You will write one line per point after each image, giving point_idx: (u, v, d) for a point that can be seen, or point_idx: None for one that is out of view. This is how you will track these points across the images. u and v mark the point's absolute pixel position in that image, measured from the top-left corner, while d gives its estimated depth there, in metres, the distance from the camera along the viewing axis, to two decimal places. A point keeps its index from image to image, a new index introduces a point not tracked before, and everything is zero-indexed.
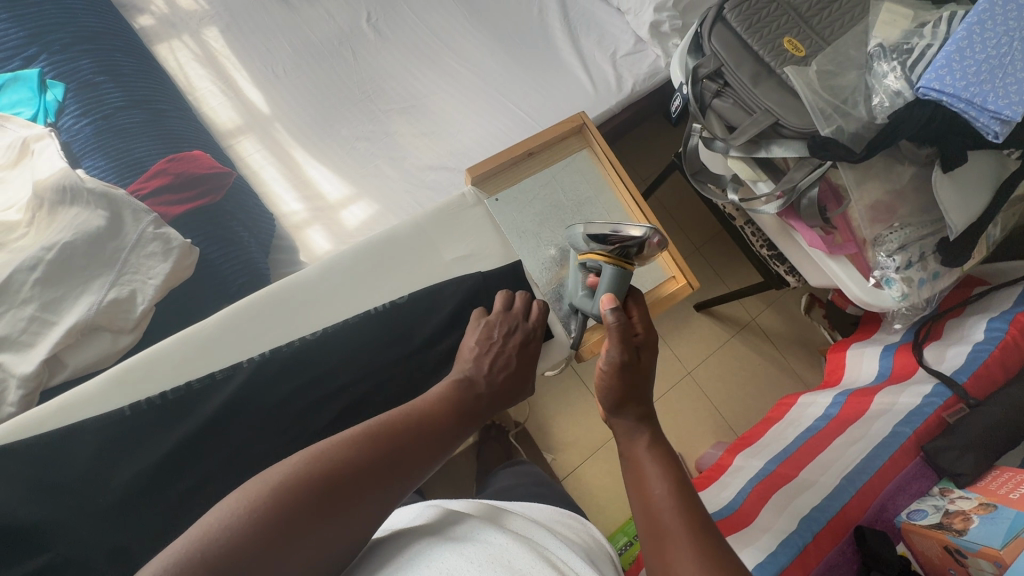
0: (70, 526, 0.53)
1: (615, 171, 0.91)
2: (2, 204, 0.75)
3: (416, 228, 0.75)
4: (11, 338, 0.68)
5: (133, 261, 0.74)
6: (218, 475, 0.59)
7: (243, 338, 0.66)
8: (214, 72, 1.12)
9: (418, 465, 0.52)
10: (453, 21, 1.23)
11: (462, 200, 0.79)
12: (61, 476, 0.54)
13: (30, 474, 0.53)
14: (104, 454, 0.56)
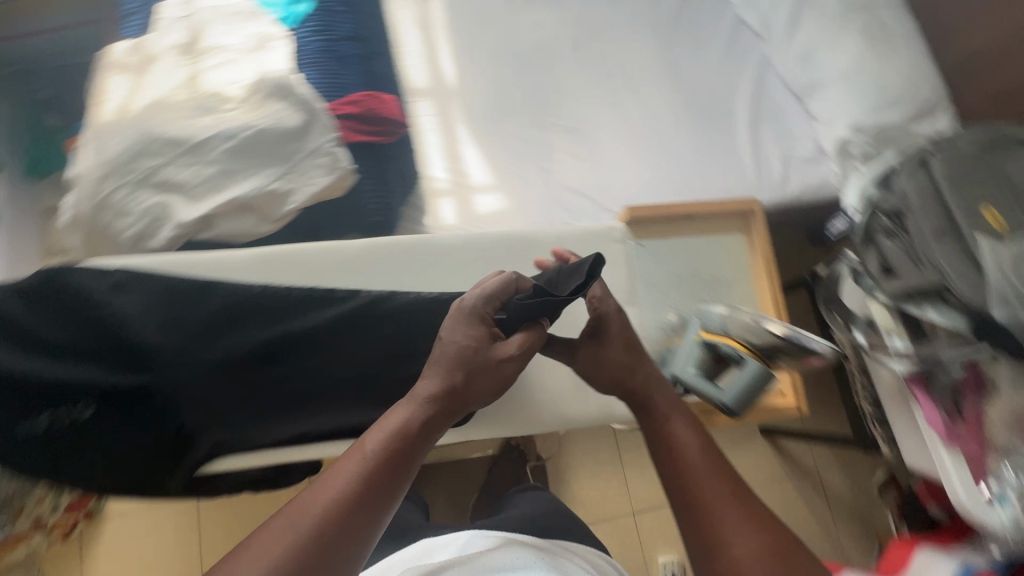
0: (175, 360, 0.60)
1: (765, 267, 0.89)
2: (227, 79, 0.84)
3: (559, 238, 0.80)
4: (189, 186, 0.79)
5: (304, 165, 0.82)
6: (298, 377, 0.66)
7: (377, 271, 0.74)
8: (424, 36, 1.22)
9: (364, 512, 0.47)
10: (647, 70, 1.27)
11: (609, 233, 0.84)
12: (189, 317, 0.62)
13: (170, 305, 0.62)
14: (225, 315, 0.63)
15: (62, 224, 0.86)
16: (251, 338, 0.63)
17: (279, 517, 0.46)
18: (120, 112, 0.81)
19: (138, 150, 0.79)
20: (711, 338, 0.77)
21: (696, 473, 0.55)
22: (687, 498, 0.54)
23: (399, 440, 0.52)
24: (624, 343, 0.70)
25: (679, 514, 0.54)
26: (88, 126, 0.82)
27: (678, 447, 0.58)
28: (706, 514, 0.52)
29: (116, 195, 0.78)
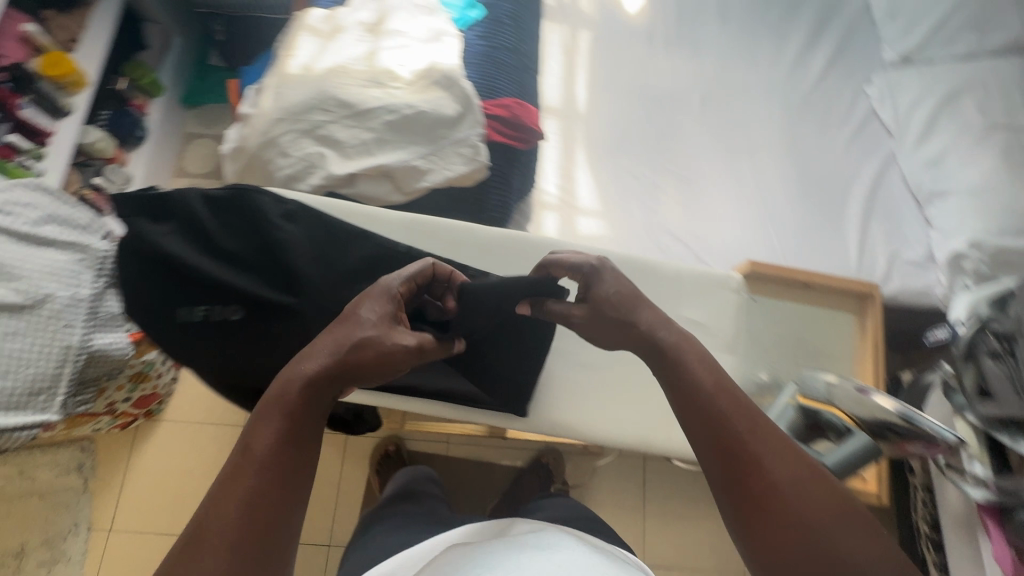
0: (319, 291, 0.71)
1: (868, 353, 0.98)
2: (401, 61, 0.93)
3: (675, 273, 0.76)
4: (346, 145, 0.88)
5: (447, 150, 0.89)
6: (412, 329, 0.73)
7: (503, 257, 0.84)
8: (566, 61, 1.29)
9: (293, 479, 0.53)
10: (771, 140, 1.29)
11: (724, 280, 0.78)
12: (336, 259, 0.73)
13: (323, 247, 0.73)
14: (364, 263, 0.73)
15: (226, 152, 0.96)
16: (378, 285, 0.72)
17: (222, 504, 0.49)
18: (304, 68, 0.91)
19: (312, 104, 0.88)
20: (812, 403, 0.85)
21: (728, 421, 0.56)
22: (725, 456, 0.54)
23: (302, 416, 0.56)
24: (614, 304, 0.68)
25: (723, 476, 0.54)
26: (274, 74, 0.93)
27: (701, 394, 0.58)
28: (740, 461, 0.54)
29: (282, 138, 0.88)
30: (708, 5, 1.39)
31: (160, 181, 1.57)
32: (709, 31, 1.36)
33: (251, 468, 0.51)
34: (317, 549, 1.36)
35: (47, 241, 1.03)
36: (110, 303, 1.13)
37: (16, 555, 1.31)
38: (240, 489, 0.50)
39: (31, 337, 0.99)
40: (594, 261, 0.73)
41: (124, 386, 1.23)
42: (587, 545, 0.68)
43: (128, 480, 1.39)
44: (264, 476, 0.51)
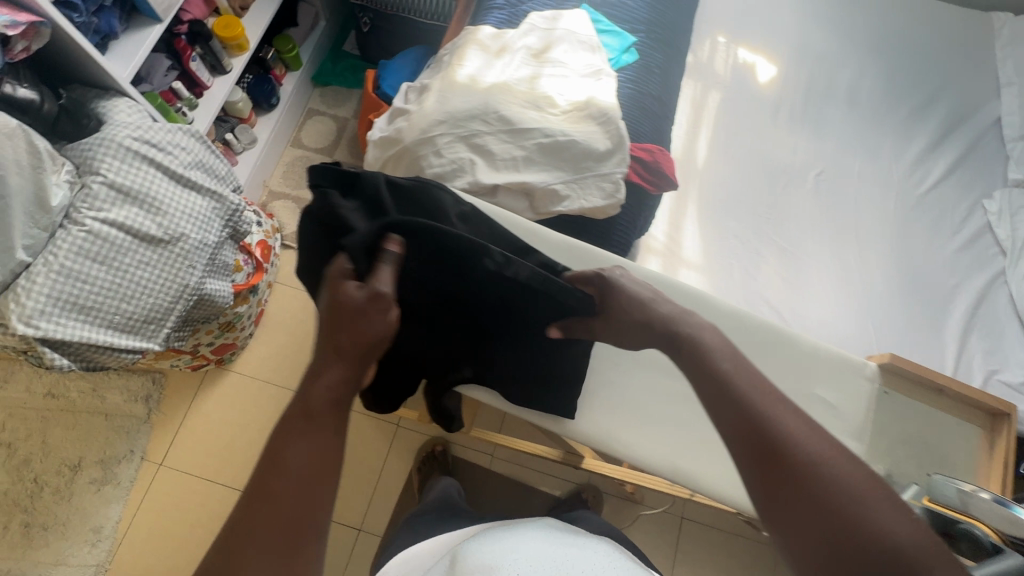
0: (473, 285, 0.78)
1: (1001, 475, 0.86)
2: (561, 90, 0.97)
3: (813, 353, 0.74)
4: (497, 158, 0.92)
5: (589, 182, 0.92)
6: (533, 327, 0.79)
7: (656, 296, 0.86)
8: (693, 117, 1.33)
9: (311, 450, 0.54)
10: (880, 232, 1.29)
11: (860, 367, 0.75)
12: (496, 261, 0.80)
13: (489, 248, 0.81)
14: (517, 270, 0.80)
15: (376, 138, 1.02)
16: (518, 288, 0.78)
17: (257, 514, 0.50)
18: (471, 80, 0.97)
19: (474, 113, 0.93)
20: (943, 510, 0.74)
21: (748, 402, 0.55)
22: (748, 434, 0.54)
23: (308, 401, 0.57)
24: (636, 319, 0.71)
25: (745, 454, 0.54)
26: (441, 79, 0.98)
27: (719, 382, 0.58)
28: (763, 439, 0.52)
29: (440, 139, 0.93)
30: (838, 88, 1.41)
31: (277, 147, 1.65)
32: (835, 115, 1.39)
33: (280, 474, 0.52)
34: (348, 531, 1.38)
35: (193, 184, 1.09)
36: (225, 252, 1.19)
37: (73, 468, 1.36)
38: (270, 492, 0.51)
39: (160, 268, 1.05)
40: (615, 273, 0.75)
41: (212, 331, 1.28)
42: (607, 550, 0.80)
43: (186, 421, 1.43)
44: (298, 476, 0.52)
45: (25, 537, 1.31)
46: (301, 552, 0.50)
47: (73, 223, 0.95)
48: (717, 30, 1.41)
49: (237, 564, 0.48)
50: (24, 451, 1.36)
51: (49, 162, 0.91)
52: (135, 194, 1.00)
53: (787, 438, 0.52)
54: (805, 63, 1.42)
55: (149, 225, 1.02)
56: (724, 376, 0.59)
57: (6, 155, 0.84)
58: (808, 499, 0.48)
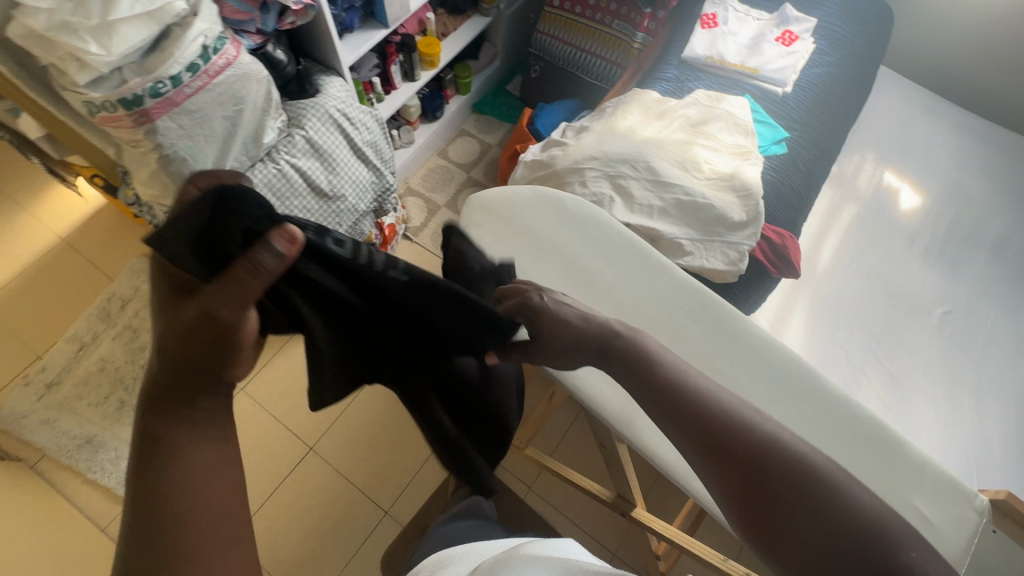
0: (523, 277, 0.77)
1: None
2: (708, 160, 1.05)
3: (924, 461, 0.67)
4: (632, 201, 0.99)
5: (714, 246, 0.97)
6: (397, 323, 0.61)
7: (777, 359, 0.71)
8: (821, 224, 1.35)
9: (190, 462, 0.48)
10: (1005, 392, 1.20)
11: (970, 499, 0.65)
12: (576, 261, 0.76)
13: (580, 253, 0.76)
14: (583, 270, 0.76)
15: (529, 160, 1.14)
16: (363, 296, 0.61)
17: (155, 542, 0.44)
18: (630, 130, 1.07)
19: (626, 159, 1.02)
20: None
21: (711, 416, 0.52)
22: (715, 432, 0.51)
23: (161, 413, 0.49)
24: (570, 344, 0.59)
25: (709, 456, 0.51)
26: (602, 124, 1.10)
27: (669, 398, 0.54)
28: (736, 456, 0.50)
29: (588, 172, 1.03)
30: (985, 237, 1.36)
31: (426, 153, 1.85)
32: (976, 262, 1.34)
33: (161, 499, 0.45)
34: (375, 510, 1.41)
35: (364, 158, 1.27)
36: (363, 222, 1.35)
37: None
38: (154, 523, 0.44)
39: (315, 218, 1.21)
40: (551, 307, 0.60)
41: None
42: None
43: (274, 359, 1.57)
44: (202, 489, 0.48)
45: (117, 412, 1.47)
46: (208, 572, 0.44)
47: (272, 160, 1.14)
48: (865, 151, 1.45)
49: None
50: (143, 339, 1.56)
51: (275, 110, 1.11)
52: (323, 152, 1.19)
53: (751, 440, 0.50)
54: (953, 204, 1.39)
55: (322, 179, 1.19)
56: (681, 387, 0.55)
57: (251, 94, 1.04)
58: (789, 504, 0.48)
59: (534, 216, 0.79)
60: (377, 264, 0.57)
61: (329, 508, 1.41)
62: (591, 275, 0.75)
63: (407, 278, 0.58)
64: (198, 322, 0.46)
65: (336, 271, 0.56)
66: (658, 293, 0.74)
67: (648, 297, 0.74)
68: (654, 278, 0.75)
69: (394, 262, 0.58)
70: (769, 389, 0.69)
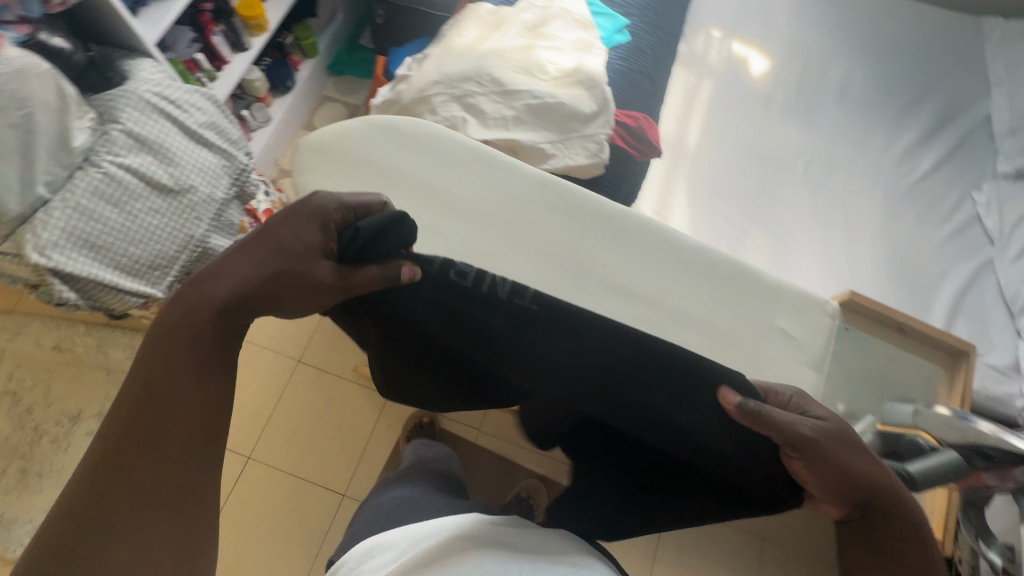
0: None
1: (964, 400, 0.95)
2: (552, 59, 1.04)
3: (778, 283, 0.74)
4: (486, 116, 0.97)
5: (575, 142, 0.97)
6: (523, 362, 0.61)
7: (635, 230, 0.74)
8: (685, 105, 1.40)
9: (185, 380, 0.51)
10: (869, 220, 1.32)
11: (821, 306, 0.73)
12: (426, 181, 0.74)
13: (428, 171, 0.74)
14: (434, 188, 0.74)
15: (378, 102, 1.09)
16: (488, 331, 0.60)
17: (136, 449, 0.47)
18: (469, 46, 1.03)
19: (469, 76, 0.99)
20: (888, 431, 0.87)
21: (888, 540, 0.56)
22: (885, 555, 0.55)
23: (186, 325, 0.52)
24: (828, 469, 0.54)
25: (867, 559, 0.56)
26: (441, 46, 1.05)
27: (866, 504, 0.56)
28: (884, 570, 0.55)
29: (435, 97, 0.99)
30: (830, 85, 1.46)
31: (291, 129, 1.73)
32: (827, 109, 1.43)
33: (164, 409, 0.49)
34: (333, 496, 1.39)
35: (205, 141, 1.16)
36: (230, 212, 1.26)
37: (71, 420, 1.40)
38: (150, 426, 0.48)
39: (168, 218, 1.11)
40: (828, 423, 0.56)
41: None
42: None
43: None
44: (189, 400, 0.50)
45: (20, 483, 1.34)
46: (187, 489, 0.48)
47: (93, 165, 1.02)
48: (711, 28, 1.49)
49: (123, 487, 0.46)
50: (28, 399, 1.41)
51: (76, 107, 0.98)
52: (151, 144, 1.07)
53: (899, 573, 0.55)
54: (797, 59, 1.47)
55: (161, 174, 1.09)
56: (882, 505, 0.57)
57: (37, 93, 0.91)
58: None
59: (377, 148, 0.75)
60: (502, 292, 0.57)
61: (285, 509, 1.37)
62: (447, 193, 0.73)
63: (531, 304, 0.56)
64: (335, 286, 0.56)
65: (450, 293, 0.58)
66: (512, 192, 0.74)
67: (507, 199, 0.74)
68: (511, 181, 0.75)
69: (519, 291, 0.58)
70: (633, 256, 0.73)
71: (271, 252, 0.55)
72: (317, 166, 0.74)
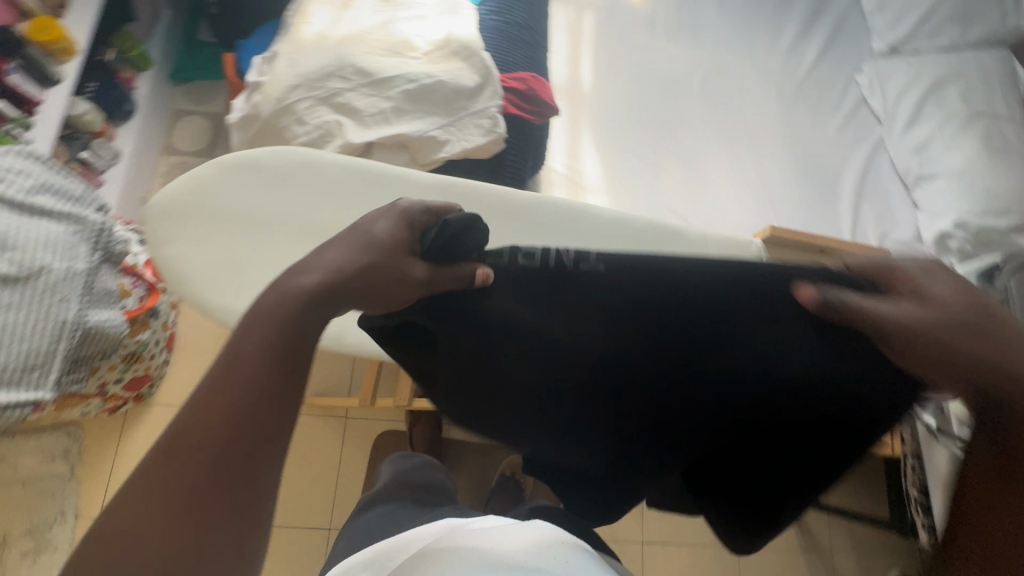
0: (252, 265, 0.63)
1: None
2: (417, 31, 0.93)
3: (700, 239, 0.74)
4: (362, 114, 0.87)
5: (466, 121, 0.89)
6: (591, 325, 0.54)
7: (548, 218, 0.71)
8: (572, 44, 1.32)
9: (256, 377, 0.39)
10: (770, 124, 1.33)
11: (746, 245, 0.76)
12: (308, 215, 0.65)
13: (306, 203, 0.66)
14: (321, 221, 0.65)
15: (236, 121, 0.94)
16: (559, 292, 0.53)
17: (186, 440, 0.36)
18: (319, 34, 0.90)
19: (329, 71, 0.86)
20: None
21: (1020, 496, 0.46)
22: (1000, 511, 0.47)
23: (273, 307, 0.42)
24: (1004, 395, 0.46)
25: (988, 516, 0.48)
26: (288, 41, 0.91)
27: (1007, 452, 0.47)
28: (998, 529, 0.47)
29: (298, 105, 0.86)
30: None
31: (150, 159, 1.51)
32: (710, 19, 1.41)
33: (223, 402, 0.37)
34: (318, 534, 1.34)
35: (41, 210, 0.98)
36: (104, 277, 1.08)
37: None
38: (210, 414, 0.37)
39: (28, 310, 0.95)
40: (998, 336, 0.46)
41: (116, 367, 1.18)
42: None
43: (117, 470, 1.33)
44: (246, 396, 0.38)
45: None
46: (230, 502, 0.36)
47: None
48: None
49: (163, 480, 0.35)
50: None
51: None
52: None
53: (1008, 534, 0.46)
54: None
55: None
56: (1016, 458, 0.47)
57: None
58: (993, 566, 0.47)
59: (243, 194, 0.65)
60: (572, 260, 0.52)
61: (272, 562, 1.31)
62: (338, 226, 0.65)
63: (603, 264, 0.52)
64: (411, 292, 0.49)
65: (525, 276, 0.53)
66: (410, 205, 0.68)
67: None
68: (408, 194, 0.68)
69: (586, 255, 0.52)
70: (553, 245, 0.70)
71: (362, 244, 0.49)
72: (174, 231, 0.63)
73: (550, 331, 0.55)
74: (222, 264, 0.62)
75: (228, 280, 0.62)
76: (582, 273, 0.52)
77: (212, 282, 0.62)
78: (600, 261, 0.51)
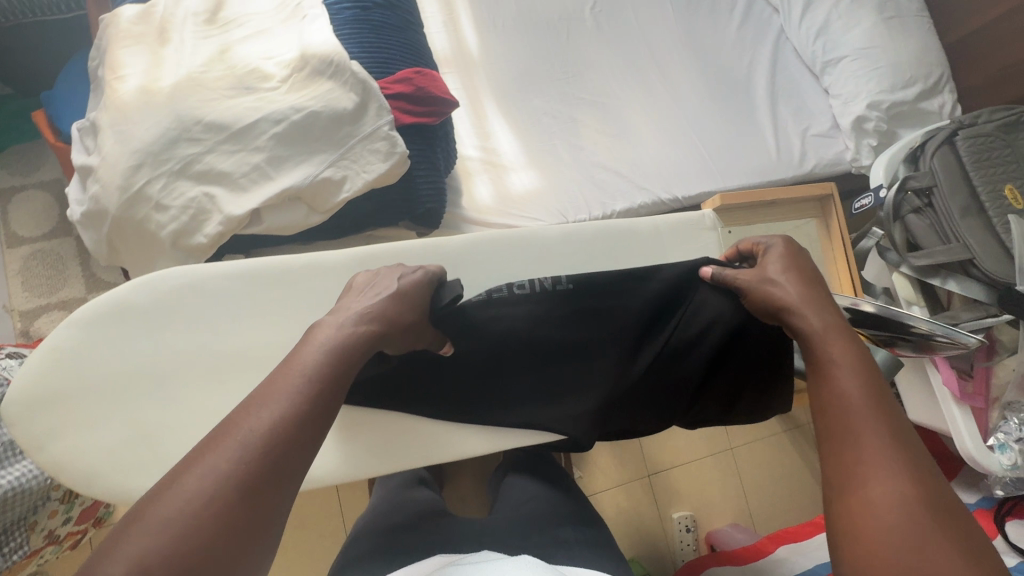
0: (166, 426, 0.52)
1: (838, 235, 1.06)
2: (263, 53, 0.76)
3: (653, 230, 0.78)
4: (233, 177, 0.72)
5: (359, 150, 0.76)
6: (556, 325, 0.69)
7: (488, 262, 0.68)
8: (444, 3, 1.16)
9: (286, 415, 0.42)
10: (672, 42, 1.26)
11: (699, 222, 0.80)
12: (213, 346, 0.54)
13: (204, 331, 0.54)
14: (234, 347, 0.55)
15: (80, 218, 0.77)
16: (533, 311, 0.68)
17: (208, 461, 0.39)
18: (143, 89, 0.72)
19: (173, 136, 0.70)
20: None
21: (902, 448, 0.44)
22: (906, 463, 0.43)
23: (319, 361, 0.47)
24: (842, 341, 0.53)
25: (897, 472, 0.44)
26: (106, 107, 0.72)
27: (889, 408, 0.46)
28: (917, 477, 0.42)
29: (150, 187, 0.70)
30: None
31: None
32: None
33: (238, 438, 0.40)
34: None
35: None
36: None
37: None
38: (224, 449, 0.40)
39: None
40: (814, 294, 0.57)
41: (55, 510, 1.03)
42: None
43: None
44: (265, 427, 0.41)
45: None
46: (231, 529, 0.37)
47: None
48: None
49: (168, 501, 0.37)
50: None
51: None
52: None
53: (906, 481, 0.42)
54: None
55: None
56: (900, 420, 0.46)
57: None
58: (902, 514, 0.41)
59: (130, 346, 0.53)
60: (547, 283, 0.69)
61: None
62: (253, 347, 0.55)
63: (570, 285, 0.69)
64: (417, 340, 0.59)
65: (522, 299, 0.68)
66: (329, 294, 0.58)
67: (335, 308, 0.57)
68: (326, 281, 0.58)
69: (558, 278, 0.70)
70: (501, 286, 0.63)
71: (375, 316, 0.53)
72: (62, 420, 0.51)
73: (535, 336, 0.69)
74: (132, 441, 0.51)
75: (143, 455, 0.51)
76: (560, 293, 0.68)
77: (127, 465, 0.51)
78: (570, 283, 0.69)
